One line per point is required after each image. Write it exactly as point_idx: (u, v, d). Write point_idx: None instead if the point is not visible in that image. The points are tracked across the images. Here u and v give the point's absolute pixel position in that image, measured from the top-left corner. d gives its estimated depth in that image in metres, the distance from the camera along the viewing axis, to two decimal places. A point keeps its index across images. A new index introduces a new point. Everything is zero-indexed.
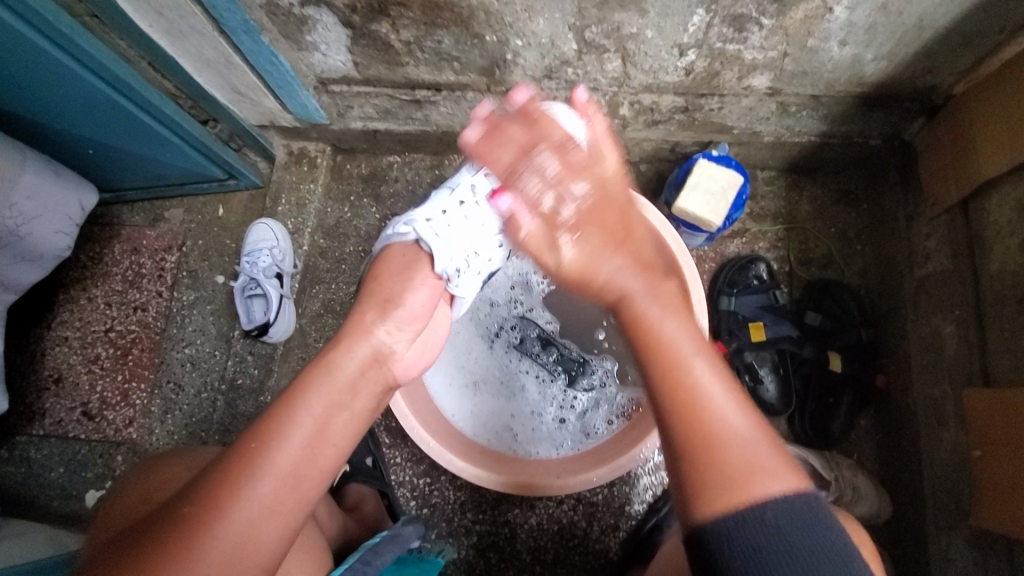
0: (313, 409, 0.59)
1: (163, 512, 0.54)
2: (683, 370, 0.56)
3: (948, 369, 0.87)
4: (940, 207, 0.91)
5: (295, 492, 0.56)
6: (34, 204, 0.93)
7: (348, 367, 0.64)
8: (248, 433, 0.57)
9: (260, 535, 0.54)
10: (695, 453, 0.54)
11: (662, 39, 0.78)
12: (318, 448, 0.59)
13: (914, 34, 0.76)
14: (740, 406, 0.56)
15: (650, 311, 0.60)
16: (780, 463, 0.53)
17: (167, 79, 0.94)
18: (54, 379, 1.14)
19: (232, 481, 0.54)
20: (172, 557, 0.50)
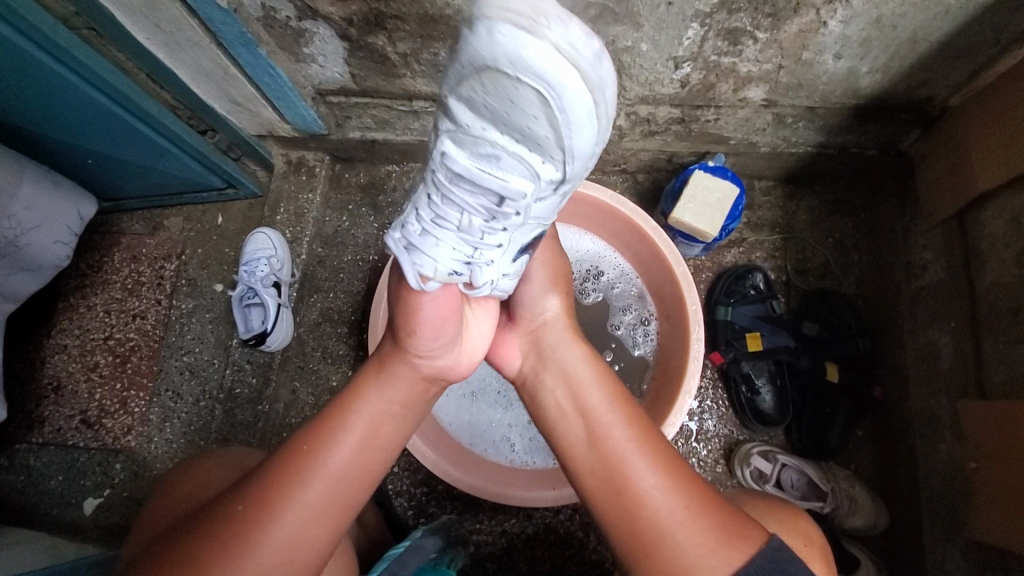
0: (366, 416, 0.64)
1: (215, 508, 0.57)
2: (615, 468, 0.61)
3: (945, 380, 0.87)
4: (936, 218, 0.91)
5: (340, 496, 0.61)
6: (33, 214, 0.93)
7: (393, 394, 0.66)
8: (300, 439, 0.62)
9: (309, 535, 0.58)
10: (642, 552, 0.56)
11: (657, 52, 0.78)
12: (365, 458, 0.63)
13: (908, 48, 0.77)
14: (676, 496, 0.58)
15: (595, 408, 0.66)
16: (711, 533, 0.55)
17: (165, 91, 0.95)
18: (53, 387, 1.14)
19: (284, 484, 0.58)
20: (225, 553, 0.54)
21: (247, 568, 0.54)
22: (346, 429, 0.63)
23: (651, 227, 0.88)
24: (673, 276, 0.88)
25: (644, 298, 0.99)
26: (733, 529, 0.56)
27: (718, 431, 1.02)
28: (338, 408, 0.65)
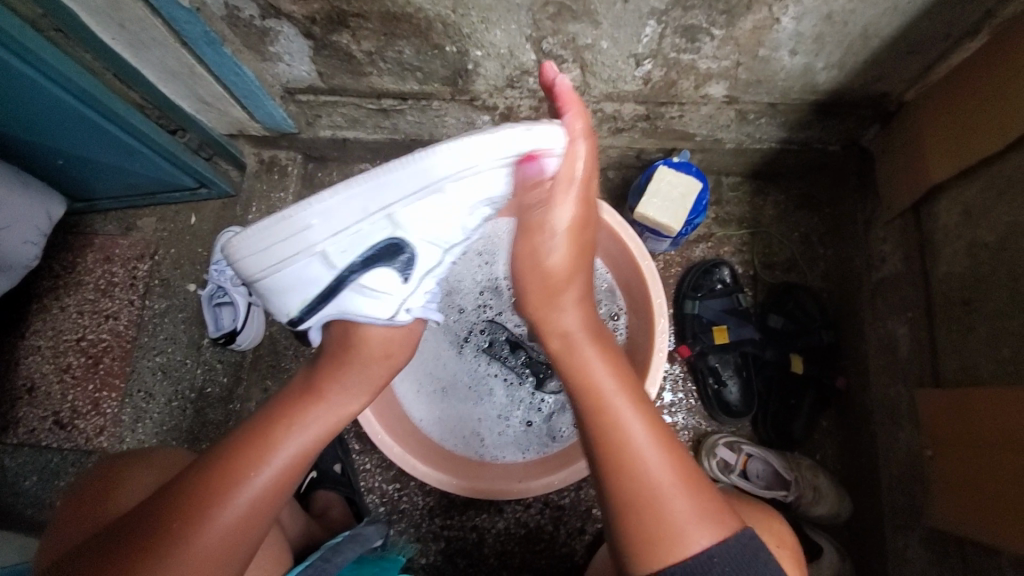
0: (304, 427, 0.67)
1: (147, 511, 0.60)
2: (624, 435, 0.61)
3: (903, 370, 0.89)
4: (895, 211, 0.93)
5: (267, 508, 0.64)
6: (1, 214, 0.93)
7: (323, 411, 0.68)
8: (232, 448, 0.64)
9: (236, 538, 0.62)
10: (630, 506, 0.59)
11: (617, 49, 0.80)
12: (295, 471, 0.66)
13: (861, 44, 0.79)
14: (670, 461, 0.61)
15: (594, 371, 0.65)
16: (706, 514, 0.59)
17: (133, 91, 0.94)
18: (25, 389, 1.14)
19: (210, 501, 0.60)
20: (156, 555, 0.58)
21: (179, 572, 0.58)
22: (279, 444, 0.65)
23: (616, 220, 0.89)
24: (639, 270, 0.89)
25: (613, 294, 1.00)
26: (719, 505, 0.60)
27: (687, 423, 1.03)
28: (269, 420, 0.66)
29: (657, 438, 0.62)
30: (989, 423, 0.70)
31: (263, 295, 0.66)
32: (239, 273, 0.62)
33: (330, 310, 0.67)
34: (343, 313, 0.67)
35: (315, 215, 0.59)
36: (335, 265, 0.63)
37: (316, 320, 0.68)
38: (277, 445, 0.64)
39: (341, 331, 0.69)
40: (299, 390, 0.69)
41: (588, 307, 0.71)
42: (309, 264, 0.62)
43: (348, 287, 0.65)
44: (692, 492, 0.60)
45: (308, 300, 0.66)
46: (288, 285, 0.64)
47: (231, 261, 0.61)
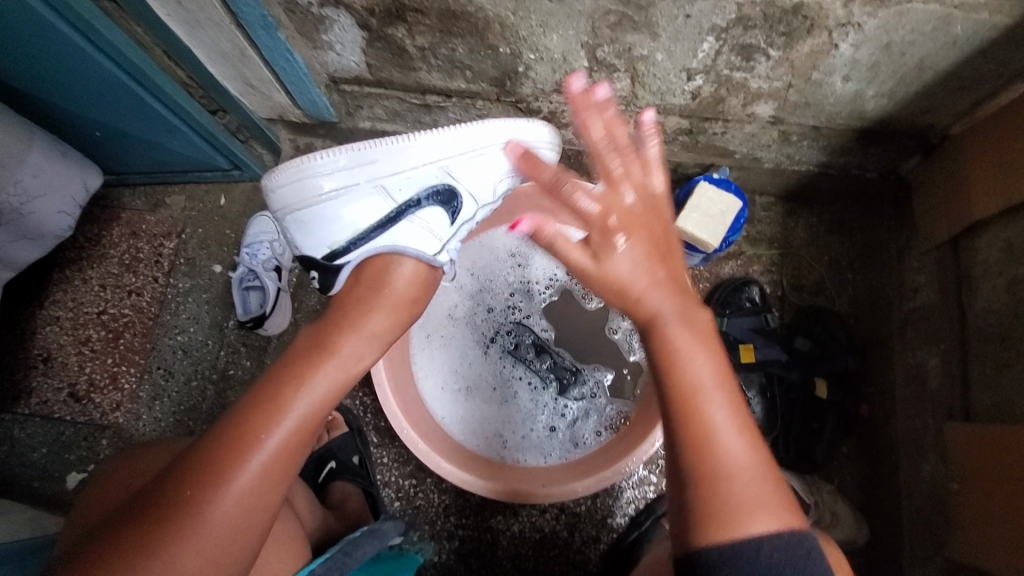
0: (313, 390, 0.63)
1: (158, 487, 0.57)
2: (704, 407, 0.58)
3: (931, 401, 0.89)
4: (931, 243, 0.94)
5: (282, 472, 0.60)
6: (39, 182, 0.93)
7: (336, 365, 0.65)
8: (237, 417, 0.60)
9: (249, 512, 0.58)
10: (704, 483, 0.56)
11: (671, 63, 0.80)
12: (307, 434, 0.62)
13: (915, 74, 0.79)
14: (747, 443, 0.58)
15: (680, 338, 0.61)
16: (775, 500, 0.56)
17: (180, 68, 0.94)
18: (42, 358, 1.13)
19: (223, 465, 0.57)
20: (172, 530, 0.55)
21: (193, 547, 0.55)
22: (289, 404, 0.61)
23: None
24: None
25: None
26: (787, 493, 0.58)
27: None
28: (278, 379, 0.63)
29: (734, 412, 0.59)
30: (1018, 462, 0.70)
31: (304, 225, 0.71)
32: (293, 194, 0.70)
33: (380, 241, 0.72)
34: (392, 245, 0.72)
35: (381, 154, 0.69)
36: (392, 198, 0.71)
37: (359, 253, 0.72)
38: (287, 404, 0.61)
39: (379, 266, 0.72)
40: (310, 347, 0.66)
41: (676, 277, 0.65)
42: (369, 194, 0.70)
43: (402, 219, 0.72)
44: (767, 476, 0.57)
45: (360, 230, 0.71)
46: (344, 212, 0.70)
47: (290, 182, 0.69)
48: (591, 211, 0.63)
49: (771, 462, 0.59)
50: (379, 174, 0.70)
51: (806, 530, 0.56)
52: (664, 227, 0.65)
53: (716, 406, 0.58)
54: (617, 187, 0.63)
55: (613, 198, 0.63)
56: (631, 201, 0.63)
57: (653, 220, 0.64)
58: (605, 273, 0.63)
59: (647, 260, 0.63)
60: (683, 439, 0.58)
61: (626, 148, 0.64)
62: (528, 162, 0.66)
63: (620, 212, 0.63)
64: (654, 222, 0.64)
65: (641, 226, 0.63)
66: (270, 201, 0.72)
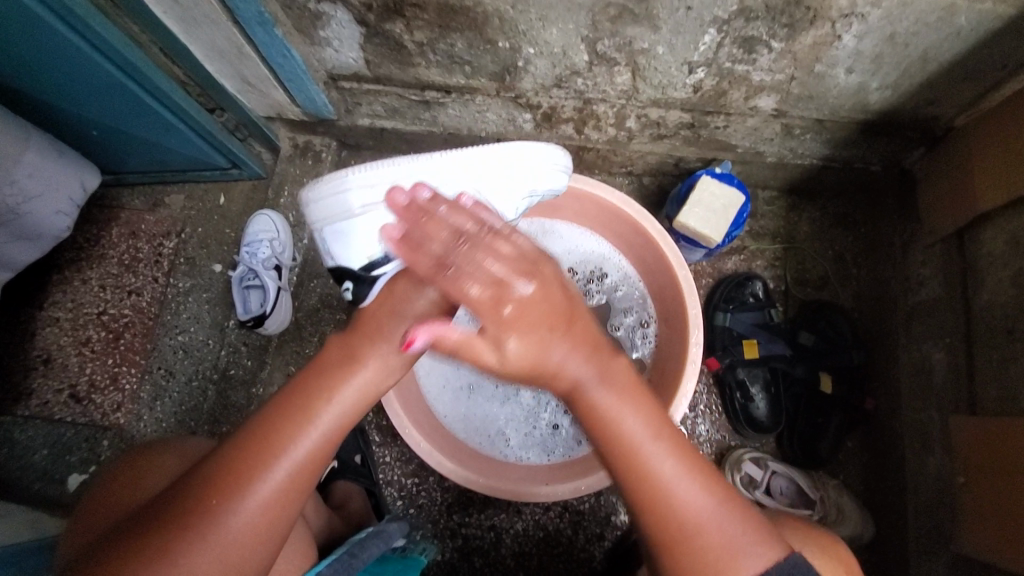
0: (339, 403, 0.61)
1: (176, 493, 0.56)
2: (648, 469, 0.58)
3: (937, 395, 0.89)
4: (936, 236, 0.93)
5: (305, 484, 0.59)
6: (36, 182, 0.92)
7: (364, 377, 0.63)
8: (262, 425, 0.59)
9: (268, 525, 0.57)
10: (668, 545, 0.57)
11: (673, 56, 0.79)
12: (332, 445, 0.61)
13: (919, 66, 0.78)
14: (705, 490, 0.57)
15: (605, 401, 0.60)
16: (749, 536, 0.56)
17: (177, 66, 0.93)
18: (43, 359, 1.13)
19: (249, 474, 0.56)
20: (191, 540, 0.53)
21: (212, 557, 0.54)
22: (318, 415, 0.60)
23: (655, 228, 0.88)
24: (675, 280, 0.87)
25: (646, 301, 0.98)
26: (761, 525, 0.58)
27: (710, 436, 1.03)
28: (305, 389, 0.61)
29: (682, 461, 0.58)
30: None
31: (342, 237, 0.70)
32: (333, 206, 0.69)
33: None
34: None
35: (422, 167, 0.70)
36: None
37: (397, 264, 0.70)
38: (316, 415, 0.60)
39: (415, 275, 0.70)
40: (339, 358, 0.64)
41: (588, 338, 0.62)
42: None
43: None
44: (735, 518, 0.57)
45: None
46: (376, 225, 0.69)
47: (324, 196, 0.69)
48: (478, 299, 0.59)
49: (735, 493, 0.59)
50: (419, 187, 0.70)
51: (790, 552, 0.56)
52: (564, 291, 0.62)
53: (660, 460, 0.58)
54: (500, 275, 0.59)
55: (497, 282, 0.59)
56: (519, 285, 0.59)
57: (550, 291, 0.60)
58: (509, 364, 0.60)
59: (549, 338, 0.59)
60: (639, 504, 0.58)
61: (480, 232, 0.61)
62: (409, 246, 0.61)
63: (509, 297, 0.58)
64: (549, 293, 0.60)
65: (539, 302, 0.59)
66: (309, 214, 0.72)
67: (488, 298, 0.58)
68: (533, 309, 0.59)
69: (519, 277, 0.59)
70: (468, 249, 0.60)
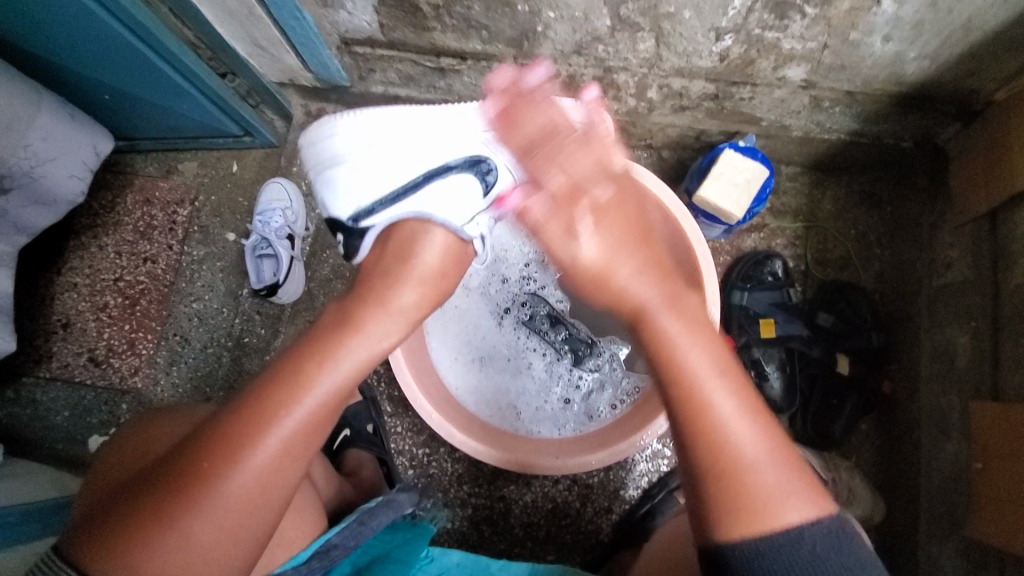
0: (335, 368, 0.59)
1: (173, 460, 0.56)
2: (707, 397, 0.57)
3: (957, 380, 0.87)
4: (967, 216, 0.89)
5: (303, 449, 0.58)
6: (50, 145, 0.92)
7: (363, 347, 0.62)
8: (254, 391, 0.57)
9: (267, 490, 0.56)
10: (722, 476, 0.55)
11: (699, 21, 0.75)
12: (330, 413, 0.59)
13: (961, 35, 0.74)
14: (761, 431, 0.56)
15: (669, 325, 0.61)
16: (799, 485, 0.54)
17: (187, 27, 0.90)
18: (62, 324, 1.14)
19: (243, 441, 0.55)
20: (186, 504, 0.53)
21: (207, 523, 0.54)
22: (313, 381, 0.58)
23: (675, 203, 0.85)
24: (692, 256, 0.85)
25: None
26: (814, 481, 0.56)
27: None
28: (301, 354, 0.60)
29: (742, 398, 0.57)
30: None
31: (331, 184, 0.70)
32: (325, 154, 0.70)
33: (406, 209, 0.68)
34: (419, 212, 0.68)
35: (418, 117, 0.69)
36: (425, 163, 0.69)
37: (385, 219, 0.68)
38: (312, 382, 0.58)
39: (407, 234, 0.68)
40: (333, 323, 0.62)
41: (657, 261, 0.66)
42: (387, 162, 0.68)
43: (431, 183, 0.68)
44: (789, 466, 0.55)
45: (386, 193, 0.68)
46: (359, 170, 0.68)
47: (309, 144, 0.72)
48: (556, 187, 0.66)
49: (789, 445, 0.57)
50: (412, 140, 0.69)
51: (837, 511, 0.54)
52: (639, 213, 0.69)
53: (721, 395, 0.57)
54: (574, 168, 0.67)
55: (580, 180, 0.67)
56: (606, 187, 0.67)
57: (626, 205, 0.68)
58: (582, 262, 0.65)
59: (623, 242, 0.65)
60: (691, 435, 0.56)
61: (579, 133, 0.69)
62: (506, 120, 0.69)
63: (591, 186, 0.67)
64: (628, 201, 0.69)
65: (621, 211, 0.67)
66: (307, 162, 0.73)
67: (572, 181, 0.67)
68: (617, 209, 0.67)
69: (605, 182, 0.68)
70: (549, 140, 0.67)
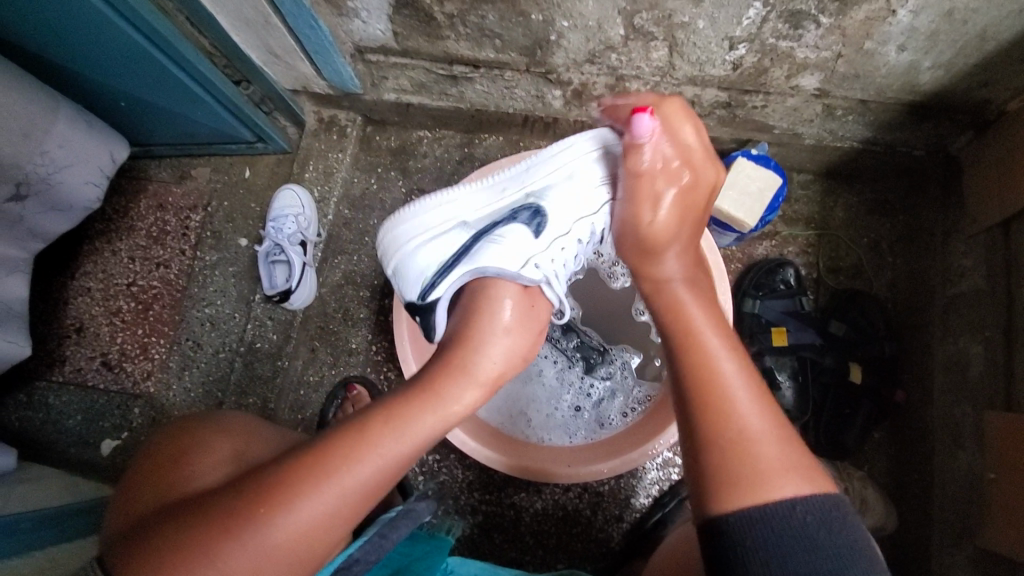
0: (406, 438, 0.58)
1: (233, 496, 0.54)
2: (716, 368, 0.60)
3: (971, 389, 0.86)
4: (980, 225, 0.89)
5: (354, 514, 0.56)
6: (67, 152, 0.93)
7: (454, 409, 0.62)
8: (330, 449, 0.56)
9: (322, 539, 0.55)
10: (723, 445, 0.56)
11: (713, 31, 0.75)
12: (389, 484, 0.58)
13: (976, 45, 0.74)
14: (765, 411, 0.58)
15: (694, 313, 0.65)
16: (800, 464, 0.55)
17: (203, 36, 0.93)
18: (75, 328, 1.15)
19: (324, 481, 0.54)
20: (233, 545, 0.51)
21: (245, 572, 0.52)
22: (383, 445, 0.57)
23: None
24: (705, 261, 0.87)
25: None
26: (816, 463, 0.57)
27: None
28: (376, 420, 0.58)
29: (751, 379, 0.60)
30: None
31: (400, 273, 0.77)
32: (388, 250, 0.78)
33: (464, 269, 0.72)
34: (473, 268, 0.71)
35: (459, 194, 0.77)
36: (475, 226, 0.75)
37: (445, 287, 0.72)
38: (382, 446, 0.57)
39: (477, 293, 0.71)
40: (411, 393, 0.61)
41: (693, 255, 0.73)
42: (446, 233, 0.75)
43: (488, 240, 0.72)
44: (793, 445, 0.56)
45: (445, 260, 0.73)
46: (428, 249, 0.74)
47: (383, 243, 0.79)
48: (670, 149, 0.69)
49: (790, 427, 0.58)
50: (462, 212, 0.76)
51: (836, 492, 0.54)
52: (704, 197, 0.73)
53: (733, 375, 0.59)
54: (670, 159, 0.70)
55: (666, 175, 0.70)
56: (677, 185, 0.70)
57: (697, 189, 0.72)
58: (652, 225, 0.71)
59: (680, 215, 0.71)
60: (698, 405, 0.59)
61: (671, 159, 0.70)
62: (667, 127, 0.70)
63: (699, 180, 0.71)
64: (700, 192, 0.72)
65: (688, 198, 0.71)
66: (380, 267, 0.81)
67: (675, 190, 0.70)
68: (686, 194, 0.71)
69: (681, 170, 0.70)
70: (624, 139, 0.69)
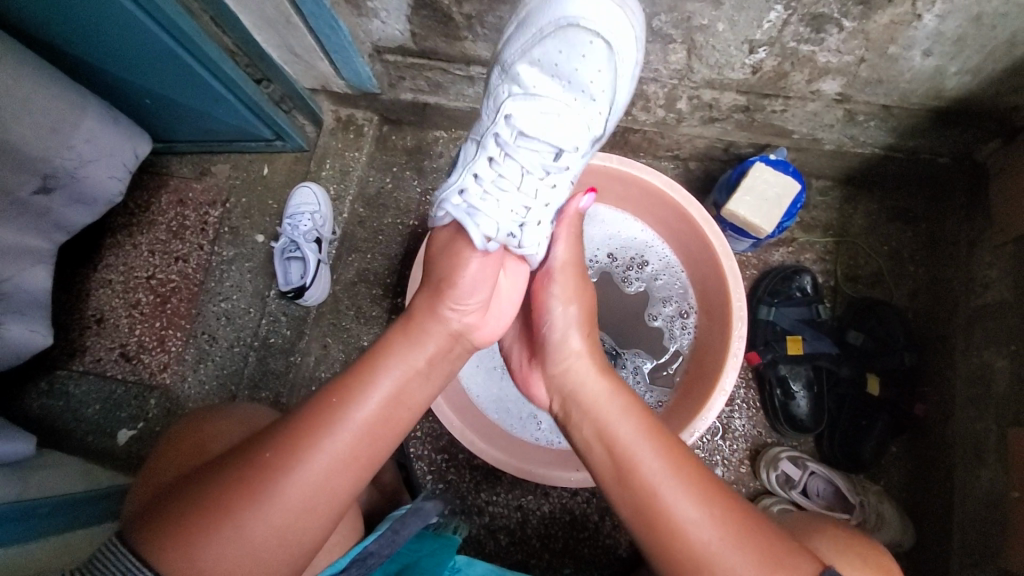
0: (392, 371, 0.61)
1: (241, 453, 0.56)
2: (663, 506, 0.57)
3: (994, 405, 0.84)
4: (1007, 236, 0.87)
5: (361, 451, 0.58)
6: (92, 148, 0.95)
7: (428, 345, 0.64)
8: (327, 389, 0.59)
9: (329, 484, 0.56)
10: (685, 573, 0.55)
11: (733, 34, 0.74)
12: (381, 419, 0.60)
13: (1005, 51, 0.72)
14: (716, 516, 0.56)
15: (621, 434, 0.61)
16: (764, 564, 0.54)
17: (225, 34, 0.94)
18: (95, 319, 1.18)
19: (316, 428, 0.56)
20: (247, 496, 0.53)
21: (265, 525, 0.53)
22: (372, 379, 0.60)
23: (703, 216, 0.86)
24: (720, 270, 0.86)
25: (687, 291, 0.97)
26: (783, 544, 0.56)
27: (746, 431, 1.01)
28: (361, 363, 0.62)
29: (696, 487, 0.57)
30: None
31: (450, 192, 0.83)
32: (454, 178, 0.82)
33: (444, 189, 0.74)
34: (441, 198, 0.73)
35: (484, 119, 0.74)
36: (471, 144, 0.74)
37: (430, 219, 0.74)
38: (370, 380, 0.60)
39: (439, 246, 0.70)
40: (397, 331, 0.65)
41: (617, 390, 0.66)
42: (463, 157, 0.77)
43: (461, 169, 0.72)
44: (756, 545, 0.55)
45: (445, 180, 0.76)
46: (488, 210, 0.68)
47: None
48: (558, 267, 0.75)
49: (748, 513, 0.57)
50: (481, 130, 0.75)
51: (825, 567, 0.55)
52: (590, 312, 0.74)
53: (678, 498, 0.57)
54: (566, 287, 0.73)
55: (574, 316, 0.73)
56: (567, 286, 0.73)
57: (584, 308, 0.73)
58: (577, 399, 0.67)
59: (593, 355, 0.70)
60: (647, 533, 0.57)
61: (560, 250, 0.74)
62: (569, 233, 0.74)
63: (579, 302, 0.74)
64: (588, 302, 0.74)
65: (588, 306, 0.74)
66: None
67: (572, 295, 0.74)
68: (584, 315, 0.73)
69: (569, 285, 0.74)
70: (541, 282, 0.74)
